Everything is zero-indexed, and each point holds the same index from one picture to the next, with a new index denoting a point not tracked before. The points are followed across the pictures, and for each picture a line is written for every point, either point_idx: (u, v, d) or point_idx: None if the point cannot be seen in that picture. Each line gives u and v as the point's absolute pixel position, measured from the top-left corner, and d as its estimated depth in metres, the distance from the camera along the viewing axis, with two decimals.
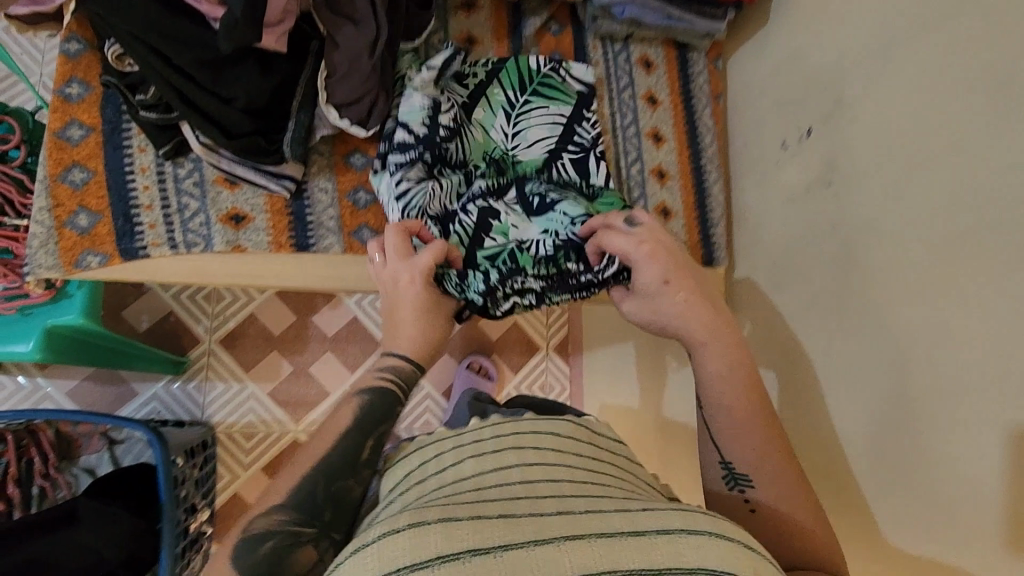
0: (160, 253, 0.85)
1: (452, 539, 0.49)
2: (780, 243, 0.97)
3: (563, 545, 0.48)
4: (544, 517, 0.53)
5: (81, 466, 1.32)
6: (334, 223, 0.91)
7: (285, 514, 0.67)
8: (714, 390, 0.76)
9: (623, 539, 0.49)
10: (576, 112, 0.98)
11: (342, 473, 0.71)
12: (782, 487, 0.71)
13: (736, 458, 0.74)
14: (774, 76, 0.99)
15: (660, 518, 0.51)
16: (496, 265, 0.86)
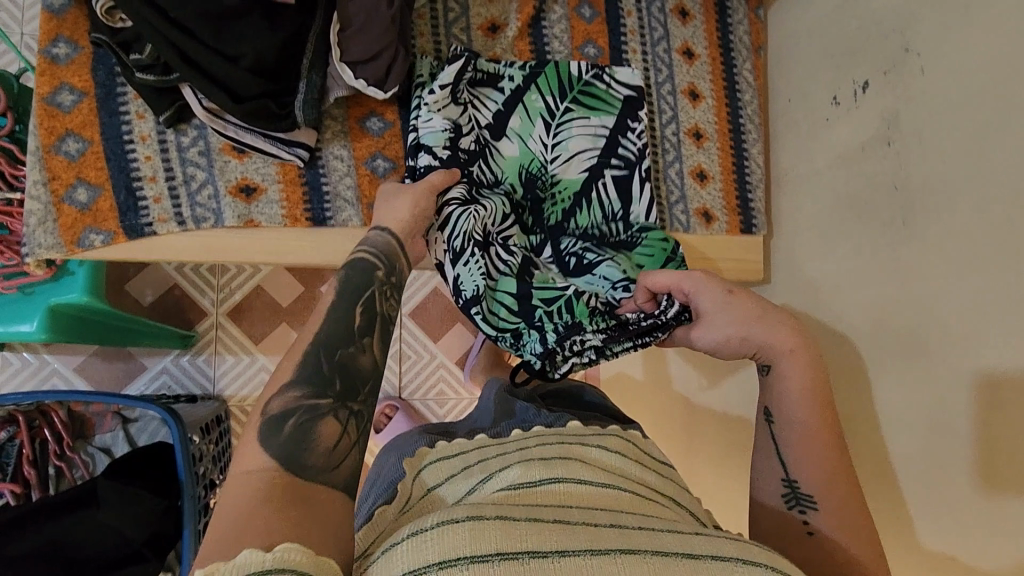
0: (168, 230, 0.79)
1: (508, 536, 0.50)
2: (827, 208, 0.90)
3: (617, 558, 0.50)
4: (599, 528, 0.54)
5: (96, 446, 1.28)
6: (351, 194, 0.84)
7: (301, 385, 0.65)
8: (793, 405, 0.73)
9: (678, 559, 0.51)
10: (620, 122, 0.91)
11: (342, 340, 0.69)
12: (843, 505, 0.69)
13: (805, 477, 0.71)
14: (824, 24, 0.91)
15: (714, 545, 0.54)
16: (552, 320, 0.81)
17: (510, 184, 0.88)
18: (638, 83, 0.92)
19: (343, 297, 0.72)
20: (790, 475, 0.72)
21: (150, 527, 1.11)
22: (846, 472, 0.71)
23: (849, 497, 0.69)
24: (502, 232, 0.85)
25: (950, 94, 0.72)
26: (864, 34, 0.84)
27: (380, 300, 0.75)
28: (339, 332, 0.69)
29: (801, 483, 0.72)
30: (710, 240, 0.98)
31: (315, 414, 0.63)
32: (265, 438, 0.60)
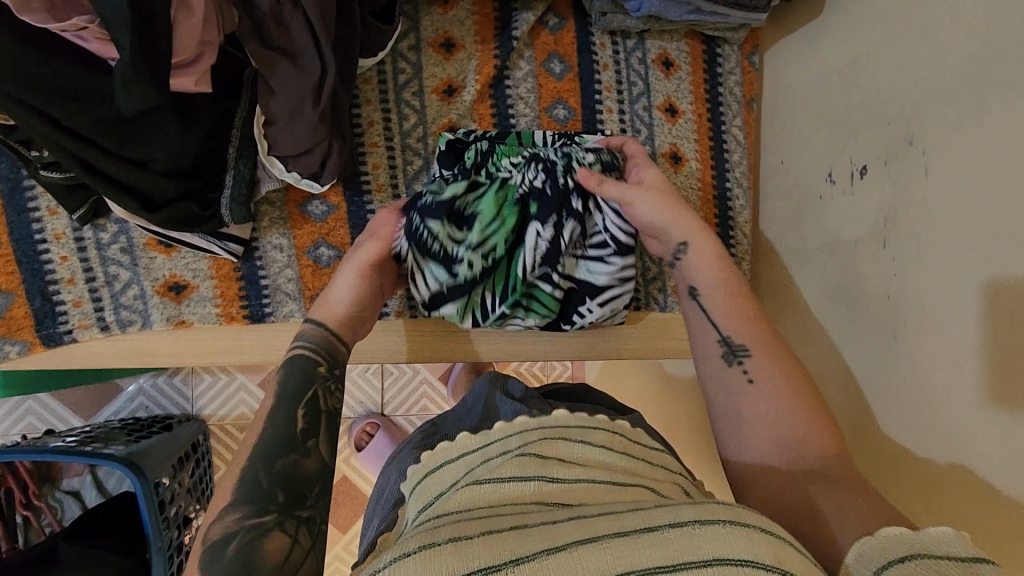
0: (91, 335, 0.73)
1: (464, 559, 0.44)
2: (816, 292, 0.82)
3: (575, 553, 0.43)
4: (557, 525, 0.47)
5: (64, 490, 1.27)
6: (293, 286, 0.77)
7: (240, 504, 0.55)
8: (704, 271, 0.71)
9: (637, 536, 0.44)
10: None
11: (280, 448, 0.59)
12: (777, 355, 0.65)
13: (736, 331, 0.67)
14: (823, 87, 0.80)
15: (672, 514, 0.46)
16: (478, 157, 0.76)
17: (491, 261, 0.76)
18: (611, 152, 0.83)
19: (280, 400, 0.63)
20: (723, 333, 0.67)
21: None
22: (763, 324, 0.68)
23: (776, 353, 0.66)
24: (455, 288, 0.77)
25: (957, 203, 0.62)
26: (867, 108, 0.73)
27: (325, 396, 0.66)
28: (280, 436, 0.60)
29: (734, 338, 0.67)
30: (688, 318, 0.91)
31: (260, 532, 0.54)
32: (204, 570, 0.51)
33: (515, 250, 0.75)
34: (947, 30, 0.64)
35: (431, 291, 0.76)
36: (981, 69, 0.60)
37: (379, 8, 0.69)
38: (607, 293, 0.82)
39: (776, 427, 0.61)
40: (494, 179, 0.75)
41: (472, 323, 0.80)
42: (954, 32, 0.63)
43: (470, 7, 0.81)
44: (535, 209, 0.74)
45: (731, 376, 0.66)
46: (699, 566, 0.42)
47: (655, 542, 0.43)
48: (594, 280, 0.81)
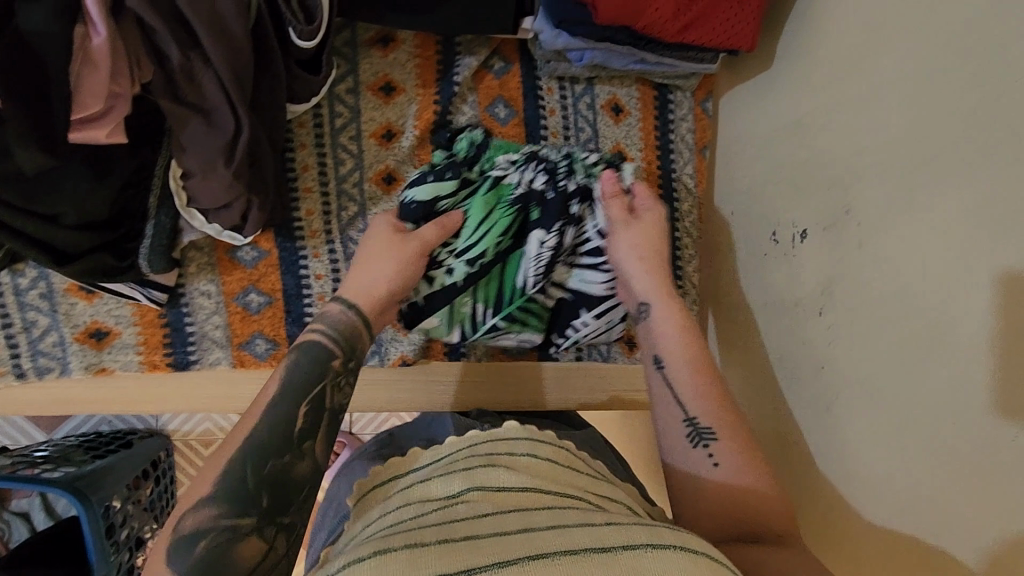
0: (7, 382, 0.71)
1: (416, 565, 0.43)
2: (759, 350, 0.81)
3: (527, 568, 0.41)
4: (507, 537, 0.46)
5: (13, 511, 1.25)
6: (220, 334, 0.76)
7: (221, 501, 0.54)
8: (671, 342, 0.69)
9: (587, 555, 0.42)
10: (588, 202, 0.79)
11: (278, 448, 0.57)
12: (740, 433, 0.62)
13: (702, 409, 0.64)
14: (772, 143, 0.79)
15: (624, 533, 0.45)
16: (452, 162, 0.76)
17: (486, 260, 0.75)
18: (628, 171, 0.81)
19: (285, 392, 0.61)
20: (689, 414, 0.64)
21: None
22: (727, 399, 0.65)
23: (738, 428, 0.62)
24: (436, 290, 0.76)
25: (887, 282, 0.61)
26: (811, 171, 0.71)
27: (333, 393, 0.64)
28: (275, 437, 0.58)
29: (700, 419, 0.63)
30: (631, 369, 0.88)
31: (235, 535, 0.53)
32: (170, 566, 0.51)
33: (513, 255, 0.77)
34: (884, 104, 0.62)
35: (412, 301, 0.77)
36: (916, 149, 0.58)
37: (306, 58, 0.67)
38: (606, 301, 0.80)
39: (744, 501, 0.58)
40: (487, 179, 0.76)
41: (460, 335, 0.79)
42: (893, 106, 0.61)
43: (413, 51, 0.79)
44: (538, 215, 0.75)
45: (696, 457, 0.61)
46: None
47: (605, 563, 0.42)
48: (589, 289, 0.80)
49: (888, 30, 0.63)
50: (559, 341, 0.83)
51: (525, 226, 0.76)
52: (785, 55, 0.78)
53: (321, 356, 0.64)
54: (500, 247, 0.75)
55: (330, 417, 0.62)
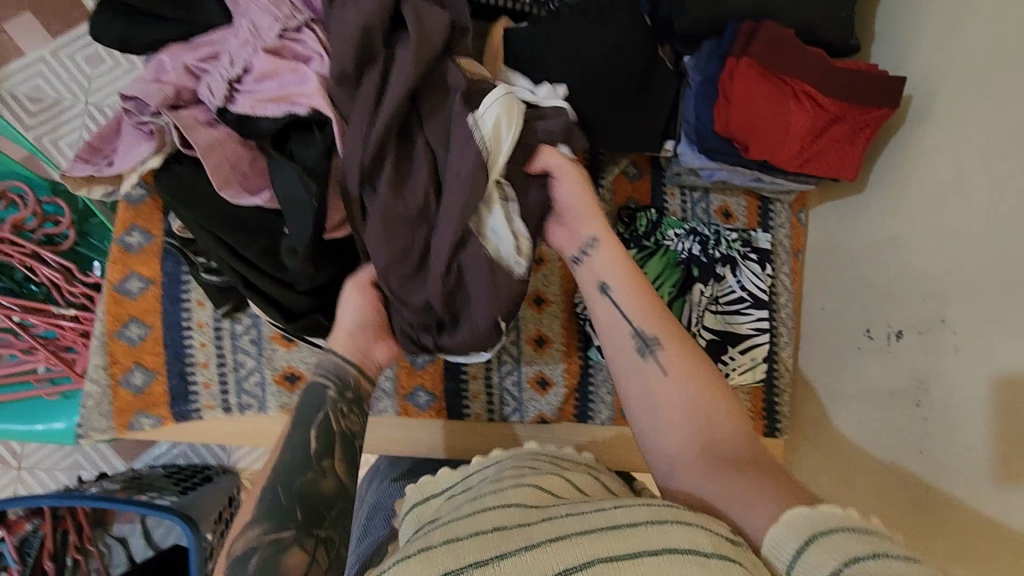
0: (214, 415, 0.83)
1: (457, 556, 0.49)
2: (851, 431, 0.92)
3: (549, 548, 0.48)
4: (531, 525, 0.52)
5: (113, 535, 1.34)
6: (390, 385, 0.88)
7: (261, 520, 0.60)
8: (604, 270, 0.74)
9: (599, 532, 0.50)
10: (735, 262, 0.95)
11: (299, 467, 0.64)
12: (685, 344, 0.70)
13: (644, 322, 0.71)
14: (862, 254, 0.93)
15: (630, 513, 0.52)
16: (634, 227, 0.94)
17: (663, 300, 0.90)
18: (766, 244, 0.98)
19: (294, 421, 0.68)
20: (638, 328, 0.71)
21: None
22: (672, 320, 0.72)
23: (690, 353, 0.70)
24: None
25: (979, 381, 0.73)
26: (902, 283, 0.85)
27: (342, 419, 0.70)
28: (294, 458, 0.65)
29: (648, 333, 0.71)
30: None
31: (280, 545, 0.59)
32: None
33: (678, 304, 0.92)
34: (972, 236, 0.77)
35: None
36: (1002, 274, 0.72)
37: None
38: (748, 341, 0.95)
39: (691, 414, 0.65)
40: (660, 245, 0.92)
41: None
42: (979, 237, 0.76)
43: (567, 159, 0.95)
44: (699, 272, 0.92)
45: (647, 368, 0.69)
46: (648, 558, 0.47)
47: (613, 538, 0.49)
48: (736, 331, 0.95)
49: (970, 177, 0.78)
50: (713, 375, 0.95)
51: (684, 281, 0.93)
52: (874, 184, 0.94)
53: (315, 391, 0.70)
54: (671, 293, 0.91)
55: (342, 440, 0.68)
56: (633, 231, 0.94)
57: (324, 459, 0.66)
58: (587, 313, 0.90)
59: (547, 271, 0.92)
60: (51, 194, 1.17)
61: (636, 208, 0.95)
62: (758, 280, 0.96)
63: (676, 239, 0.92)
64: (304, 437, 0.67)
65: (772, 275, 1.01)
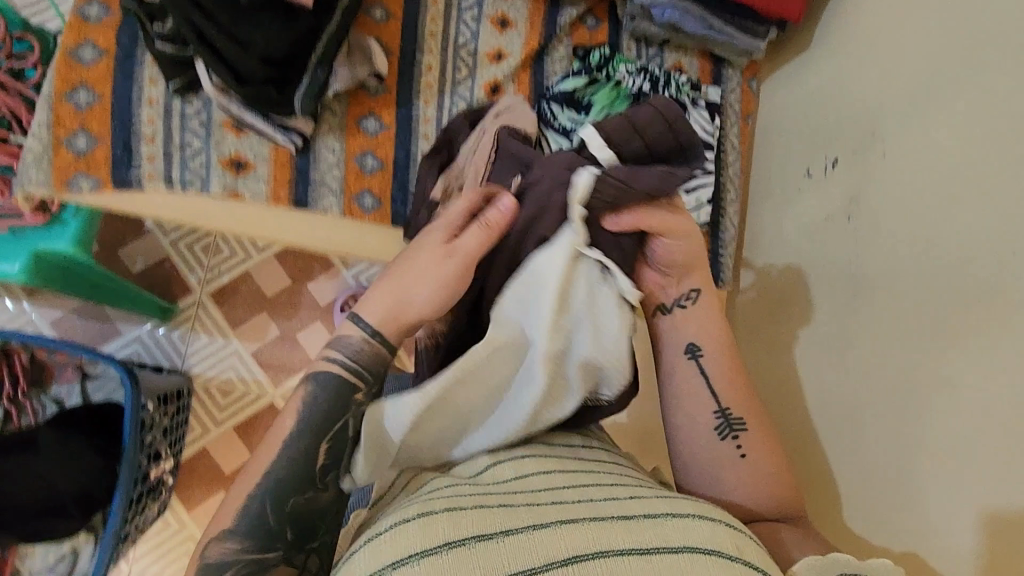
0: (155, 187, 0.83)
1: (456, 527, 0.52)
2: (789, 268, 0.97)
3: (559, 529, 0.51)
4: (541, 505, 0.55)
5: (50, 396, 1.29)
6: (337, 184, 0.88)
7: (240, 537, 0.64)
8: (701, 334, 0.79)
9: (613, 521, 0.53)
10: (686, 107, 0.99)
11: (299, 485, 0.66)
12: (762, 425, 0.78)
13: (734, 405, 0.78)
14: (802, 105, 0.99)
15: (649, 505, 0.56)
16: (588, 60, 0.97)
17: None
18: (716, 99, 1.02)
19: (307, 429, 0.67)
20: (723, 407, 0.77)
21: (82, 485, 1.11)
22: (746, 389, 0.80)
23: (764, 435, 0.78)
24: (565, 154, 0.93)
25: (915, 175, 0.78)
26: (841, 119, 0.91)
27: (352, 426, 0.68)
28: (296, 473, 0.66)
29: (731, 411, 0.78)
30: None
31: (263, 566, 0.64)
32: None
33: None
34: (910, 56, 0.83)
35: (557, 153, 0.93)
36: (935, 78, 0.79)
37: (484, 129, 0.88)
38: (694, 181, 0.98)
39: (758, 488, 0.75)
40: (611, 78, 0.96)
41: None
42: (914, 55, 0.83)
43: None
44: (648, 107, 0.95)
45: (726, 450, 0.76)
46: (667, 551, 0.51)
47: (631, 527, 0.52)
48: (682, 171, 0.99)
49: (909, 7, 0.86)
50: None
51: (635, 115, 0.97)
52: (820, 43, 1.00)
53: (342, 387, 0.69)
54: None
55: (353, 446, 0.68)
56: (589, 65, 0.97)
57: (329, 473, 0.67)
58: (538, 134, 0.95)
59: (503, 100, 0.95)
60: (22, 31, 1.17)
61: (591, 47, 0.98)
62: (706, 126, 1.00)
63: (630, 74, 0.96)
64: (309, 449, 0.66)
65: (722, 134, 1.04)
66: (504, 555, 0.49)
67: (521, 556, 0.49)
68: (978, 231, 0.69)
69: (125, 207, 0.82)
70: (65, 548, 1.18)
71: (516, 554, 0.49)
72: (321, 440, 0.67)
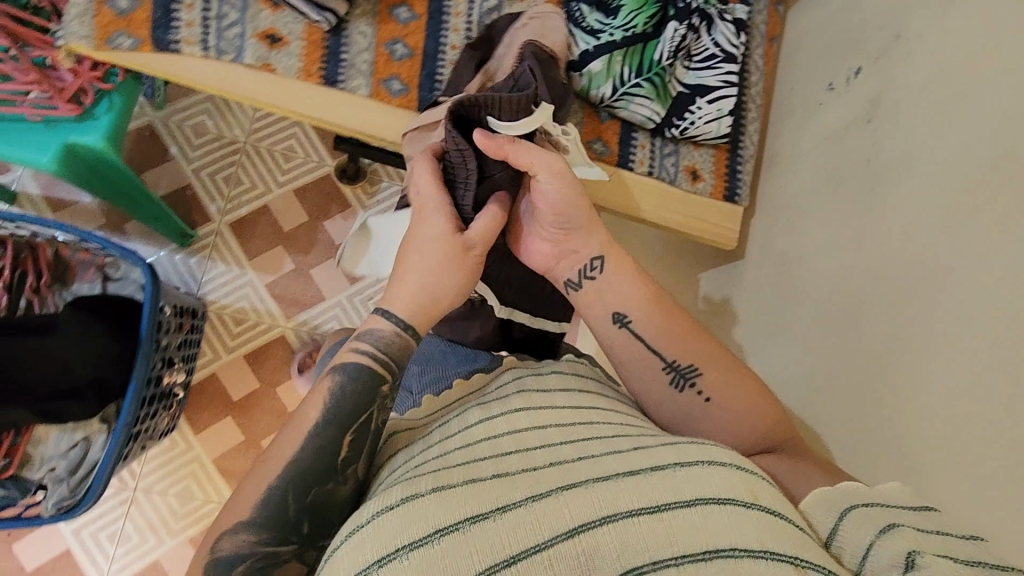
0: (191, 52, 0.85)
1: (448, 508, 0.54)
2: (810, 183, 0.99)
3: (560, 498, 0.53)
4: (537, 473, 0.58)
5: (72, 293, 1.31)
6: (366, 67, 0.90)
7: (258, 530, 0.66)
8: (629, 286, 0.84)
9: (615, 480, 0.55)
10: (713, 19, 1.00)
11: (320, 476, 0.69)
12: (717, 365, 0.81)
13: (679, 353, 0.81)
14: (830, 24, 1.01)
15: (654, 458, 0.59)
16: None
17: (637, 27, 0.95)
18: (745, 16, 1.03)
19: (333, 420, 0.71)
20: (669, 359, 0.81)
21: (96, 370, 1.13)
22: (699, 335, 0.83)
23: (719, 372, 0.81)
24: (588, 52, 0.94)
25: (938, 69, 0.79)
26: (868, 29, 0.92)
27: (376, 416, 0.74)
28: (310, 470, 0.69)
29: (679, 362, 0.81)
30: (694, 199, 1.02)
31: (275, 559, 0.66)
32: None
33: (652, 41, 0.96)
34: None
35: (581, 50, 0.95)
36: None
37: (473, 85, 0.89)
38: (716, 92, 0.99)
39: (737, 427, 0.77)
40: None
41: (610, 91, 0.95)
42: None
43: None
44: (674, 13, 0.96)
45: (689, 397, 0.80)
46: (679, 504, 0.53)
47: (637, 485, 0.54)
48: (704, 82, 0.99)
49: None
50: (678, 121, 0.99)
51: (662, 22, 0.97)
52: None
53: (368, 376, 0.75)
54: (645, 27, 0.95)
55: (373, 439, 0.73)
56: None
57: (349, 467, 0.70)
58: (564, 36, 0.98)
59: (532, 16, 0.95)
60: None
61: None
62: (732, 39, 1.01)
63: None
64: (336, 440, 0.71)
65: (747, 53, 1.05)
66: (502, 533, 0.51)
67: (523, 529, 0.51)
68: (1001, 107, 0.70)
69: (160, 69, 0.85)
70: (77, 436, 1.20)
71: (514, 532, 0.51)
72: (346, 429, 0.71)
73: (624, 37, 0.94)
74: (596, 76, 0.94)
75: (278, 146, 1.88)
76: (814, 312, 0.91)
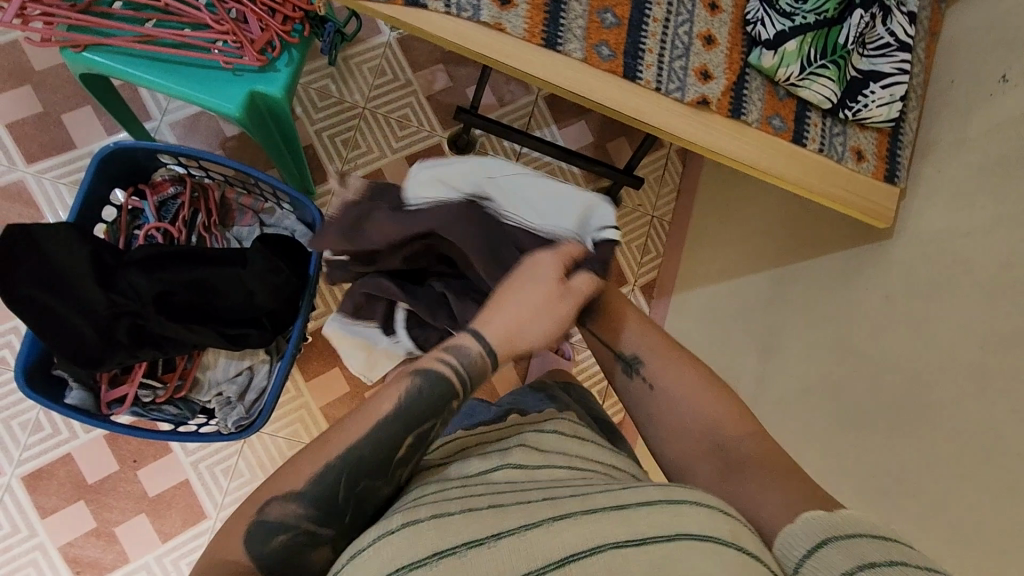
0: (436, 7, 1.00)
1: (447, 531, 0.59)
2: (980, 168, 1.06)
3: (554, 527, 0.59)
4: (534, 505, 0.64)
5: (233, 235, 1.39)
6: (581, 32, 1.03)
7: (303, 506, 0.69)
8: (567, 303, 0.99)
9: (608, 514, 0.61)
10: (892, 10, 1.07)
11: (373, 472, 0.71)
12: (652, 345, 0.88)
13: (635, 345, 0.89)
14: (1007, 24, 1.09)
15: (642, 493, 0.64)
16: None
17: (828, 11, 1.02)
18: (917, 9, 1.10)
19: (400, 418, 0.72)
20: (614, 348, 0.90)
21: (276, 303, 1.20)
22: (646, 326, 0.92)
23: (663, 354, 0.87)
24: (779, 34, 1.03)
25: None
26: None
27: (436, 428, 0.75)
28: (369, 466, 0.71)
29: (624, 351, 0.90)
30: (856, 176, 1.09)
31: (314, 539, 0.69)
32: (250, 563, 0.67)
33: (837, 27, 1.03)
34: None
35: (776, 30, 1.04)
36: None
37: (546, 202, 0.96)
38: (889, 78, 1.06)
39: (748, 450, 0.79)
40: None
41: (797, 70, 1.04)
42: None
43: None
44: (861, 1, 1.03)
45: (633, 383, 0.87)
46: (665, 538, 0.59)
47: (626, 520, 0.60)
48: (878, 68, 1.07)
49: None
50: (851, 104, 1.07)
51: (847, 9, 1.04)
52: None
53: (445, 388, 0.75)
54: (834, 12, 1.03)
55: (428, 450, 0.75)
56: None
57: (400, 469, 0.73)
58: (756, 17, 1.06)
59: (721, 17, 1.09)
60: None
61: None
62: (907, 29, 1.08)
63: None
64: (397, 439, 0.72)
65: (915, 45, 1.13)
66: (497, 558, 0.57)
67: (517, 559, 0.57)
68: None
69: (408, 21, 1.00)
70: (244, 364, 1.29)
71: (508, 561, 0.57)
72: (403, 439, 0.72)
73: (814, 20, 1.02)
74: (786, 56, 1.03)
75: (395, 113, 1.95)
76: (979, 286, 0.98)
